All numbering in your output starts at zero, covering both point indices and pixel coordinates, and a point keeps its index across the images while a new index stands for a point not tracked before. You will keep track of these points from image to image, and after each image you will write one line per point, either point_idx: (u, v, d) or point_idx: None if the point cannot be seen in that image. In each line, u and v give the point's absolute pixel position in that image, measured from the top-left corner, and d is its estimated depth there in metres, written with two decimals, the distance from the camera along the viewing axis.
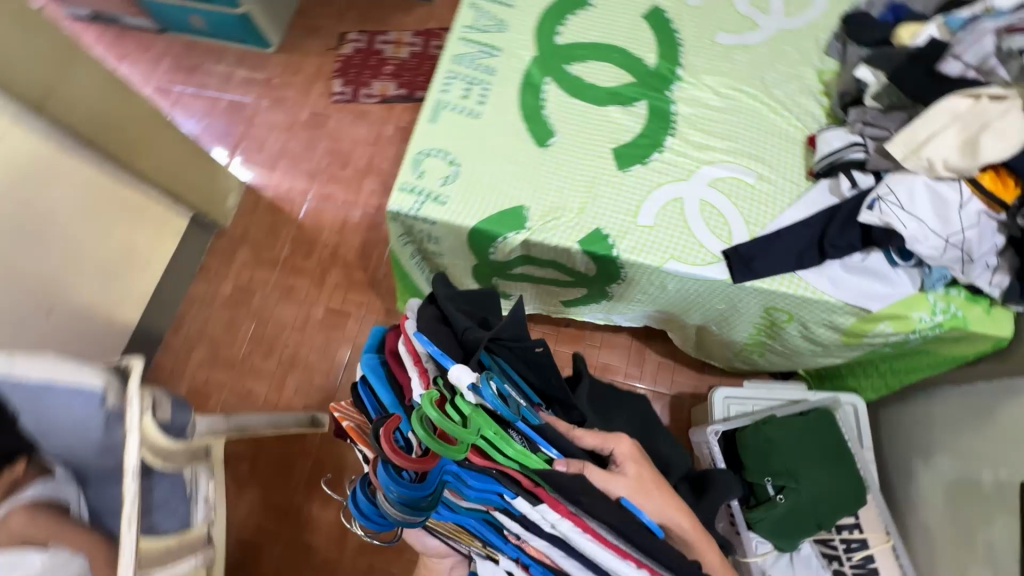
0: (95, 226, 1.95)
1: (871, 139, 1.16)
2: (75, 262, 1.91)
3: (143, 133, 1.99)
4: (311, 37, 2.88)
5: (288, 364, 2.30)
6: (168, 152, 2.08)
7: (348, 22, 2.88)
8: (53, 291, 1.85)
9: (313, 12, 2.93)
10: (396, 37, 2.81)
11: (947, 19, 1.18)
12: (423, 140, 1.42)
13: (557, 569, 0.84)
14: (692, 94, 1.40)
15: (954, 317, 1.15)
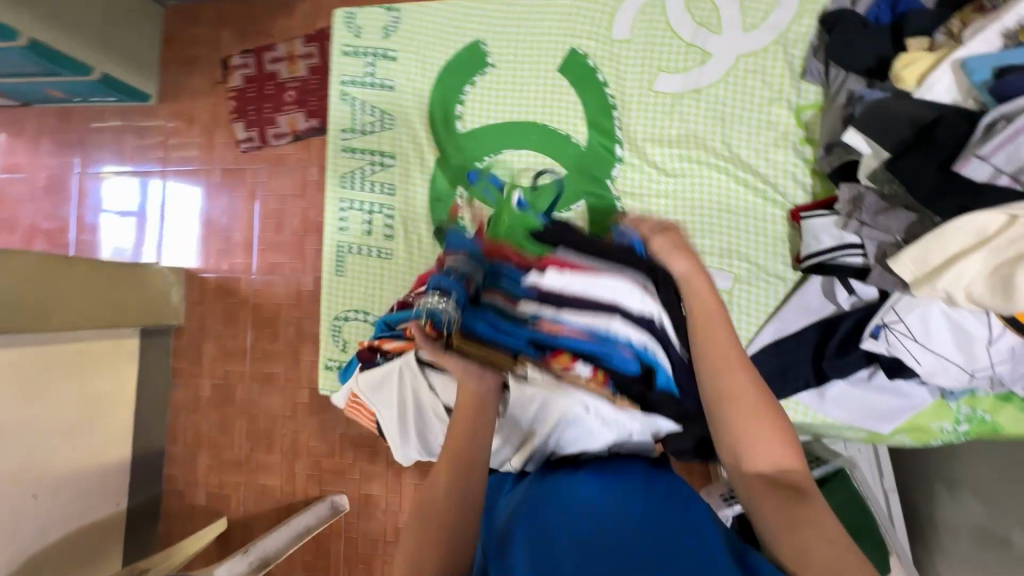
0: (36, 398, 1.65)
1: (871, 242, 0.91)
2: (36, 439, 1.66)
3: (41, 279, 1.64)
4: (191, 73, 2.09)
5: (291, 454, 2.04)
6: (79, 286, 1.73)
7: (228, 40, 2.07)
8: (30, 473, 1.63)
9: (185, 35, 2.10)
10: (287, 49, 2.05)
11: (967, 68, 0.81)
12: (337, 302, 1.22)
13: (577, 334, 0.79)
14: (637, 178, 1.13)
15: (981, 423, 0.99)
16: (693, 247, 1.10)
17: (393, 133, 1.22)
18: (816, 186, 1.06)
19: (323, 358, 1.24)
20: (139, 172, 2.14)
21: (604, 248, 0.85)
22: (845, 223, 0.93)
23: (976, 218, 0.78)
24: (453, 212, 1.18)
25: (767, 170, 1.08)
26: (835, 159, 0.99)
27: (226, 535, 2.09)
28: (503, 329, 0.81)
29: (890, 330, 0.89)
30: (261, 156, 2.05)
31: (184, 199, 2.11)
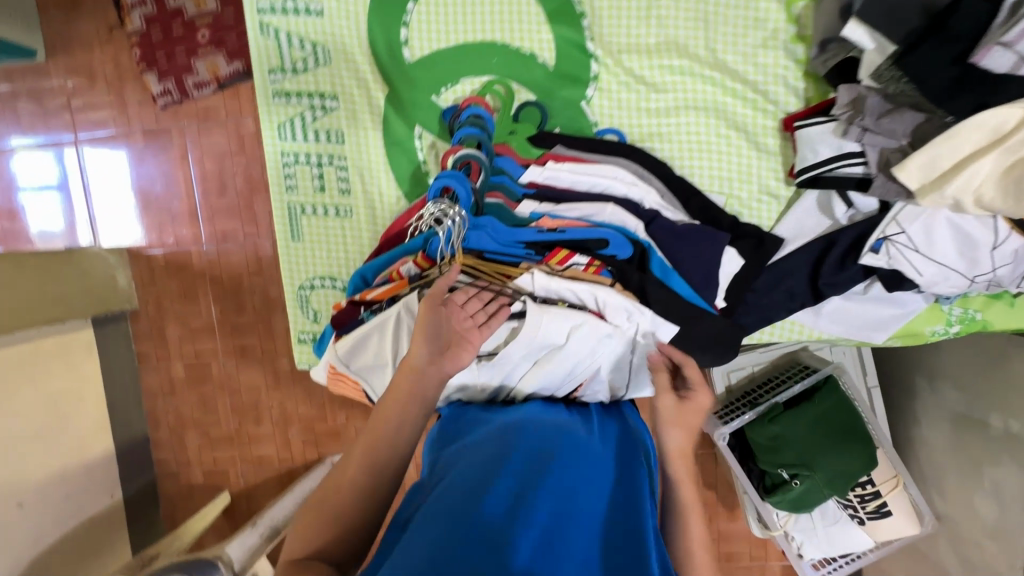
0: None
1: (873, 149, 0.84)
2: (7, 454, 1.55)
3: None
4: (79, 17, 1.77)
5: (283, 423, 2.00)
6: None
7: None
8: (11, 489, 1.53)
9: None
10: None
11: None
12: (300, 270, 1.11)
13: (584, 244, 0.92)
14: (615, 97, 1.01)
15: (972, 321, 0.98)
16: (680, 170, 1.02)
17: (330, 70, 1.04)
18: (809, 89, 0.97)
19: (295, 331, 1.15)
20: (51, 141, 1.86)
21: (592, 151, 0.99)
22: (845, 131, 0.86)
23: (990, 116, 0.71)
24: (414, 158, 1.06)
25: (756, 75, 0.97)
26: (832, 56, 0.89)
27: (232, 507, 2.09)
28: (519, 234, 0.91)
29: (892, 244, 0.85)
30: (184, 111, 1.79)
31: (109, 168, 1.87)
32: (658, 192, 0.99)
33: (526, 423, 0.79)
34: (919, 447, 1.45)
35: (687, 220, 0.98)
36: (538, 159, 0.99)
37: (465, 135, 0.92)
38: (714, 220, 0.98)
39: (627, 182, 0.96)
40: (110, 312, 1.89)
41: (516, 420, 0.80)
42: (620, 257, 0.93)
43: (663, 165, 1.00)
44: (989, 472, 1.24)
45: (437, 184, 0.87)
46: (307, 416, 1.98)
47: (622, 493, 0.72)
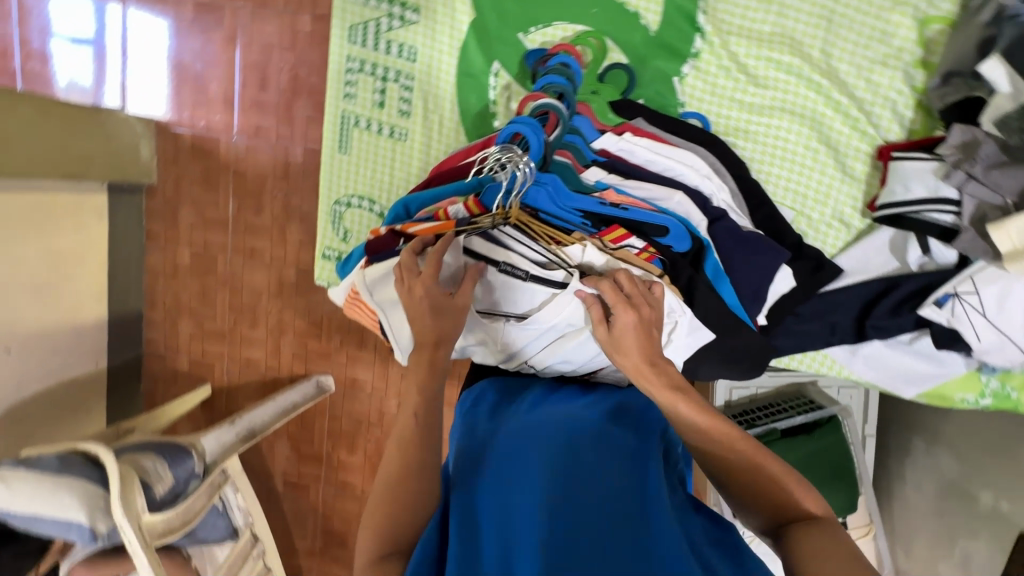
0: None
1: (971, 199, 0.80)
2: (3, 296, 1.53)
3: None
4: None
5: (277, 331, 1.98)
6: (32, 130, 1.50)
7: None
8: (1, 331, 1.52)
9: None
10: None
11: None
12: (339, 184, 1.06)
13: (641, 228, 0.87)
14: (711, 81, 0.94)
15: (1005, 399, 0.95)
16: (756, 174, 0.96)
17: None
18: (915, 121, 0.90)
19: (319, 246, 1.10)
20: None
21: (676, 129, 0.93)
22: (948, 174, 0.80)
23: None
24: (484, 95, 1.00)
25: (865, 93, 0.91)
26: (952, 92, 0.83)
27: (210, 400, 2.09)
28: (578, 201, 0.86)
29: (959, 301, 0.81)
30: None
31: (152, 33, 1.79)
32: (730, 192, 0.93)
33: (526, 422, 0.74)
34: (897, 502, 1.45)
35: (750, 228, 0.93)
36: (617, 127, 0.92)
37: (550, 82, 0.86)
38: (777, 234, 0.93)
39: (701, 173, 0.91)
40: (128, 181, 1.85)
41: (512, 420, 0.76)
42: (675, 249, 0.89)
43: (742, 164, 0.94)
44: (964, 544, 1.24)
45: (510, 128, 0.83)
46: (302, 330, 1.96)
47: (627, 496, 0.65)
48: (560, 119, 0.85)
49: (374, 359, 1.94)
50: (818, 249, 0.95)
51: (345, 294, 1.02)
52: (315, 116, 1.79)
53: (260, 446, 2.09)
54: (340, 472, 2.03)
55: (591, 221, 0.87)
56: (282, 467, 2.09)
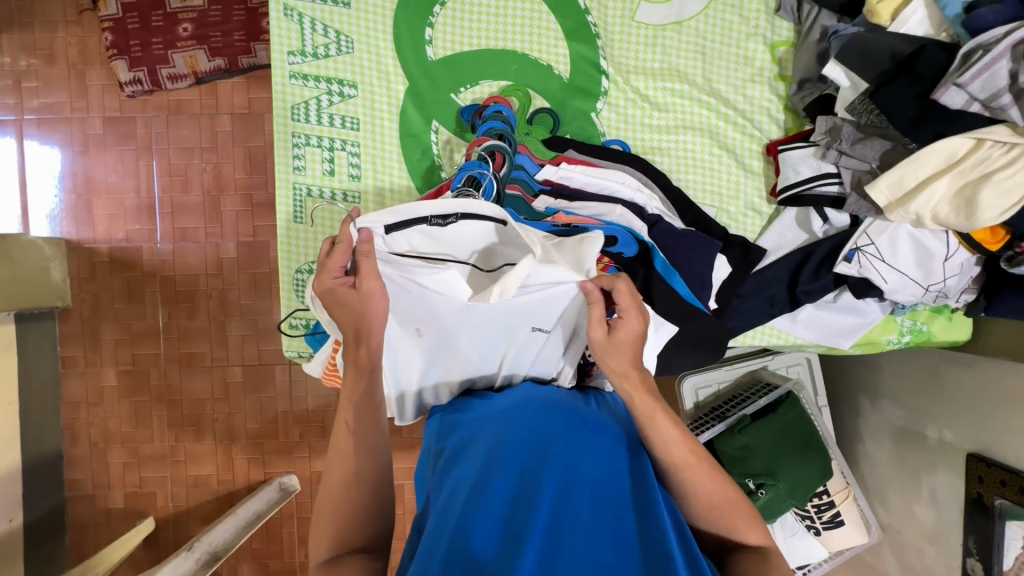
0: None
1: (847, 171, 0.98)
2: None
3: None
4: None
5: (227, 439, 1.76)
6: None
7: None
8: None
9: None
10: None
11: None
12: (298, 254, 1.08)
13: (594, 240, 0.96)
14: (624, 112, 1.10)
15: (920, 332, 1.12)
16: (677, 182, 1.10)
17: (353, 60, 1.06)
18: (788, 121, 1.11)
19: (285, 317, 1.10)
20: None
21: (604, 151, 1.06)
22: (824, 154, 0.99)
23: (944, 142, 0.85)
24: (428, 152, 1.09)
25: (745, 105, 1.10)
26: (808, 94, 1.04)
27: (154, 537, 1.78)
28: (534, 225, 0.94)
29: (863, 253, 0.98)
30: (154, 102, 1.67)
31: (36, 148, 1.67)
32: (660, 200, 1.06)
33: (481, 418, 0.79)
34: (864, 461, 1.54)
35: (683, 227, 1.05)
36: (553, 160, 1.03)
37: (491, 127, 0.96)
38: (707, 229, 1.06)
39: (633, 187, 1.03)
40: (41, 308, 1.63)
41: (484, 412, 0.80)
42: (625, 255, 0.98)
43: (664, 176, 1.08)
44: (928, 481, 1.33)
45: (462, 173, 0.90)
46: (256, 432, 1.76)
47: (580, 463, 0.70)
48: (506, 155, 0.94)
49: None
50: (742, 235, 1.09)
51: (321, 366, 1.01)
52: (244, 209, 1.71)
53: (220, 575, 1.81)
54: None
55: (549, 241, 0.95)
56: None
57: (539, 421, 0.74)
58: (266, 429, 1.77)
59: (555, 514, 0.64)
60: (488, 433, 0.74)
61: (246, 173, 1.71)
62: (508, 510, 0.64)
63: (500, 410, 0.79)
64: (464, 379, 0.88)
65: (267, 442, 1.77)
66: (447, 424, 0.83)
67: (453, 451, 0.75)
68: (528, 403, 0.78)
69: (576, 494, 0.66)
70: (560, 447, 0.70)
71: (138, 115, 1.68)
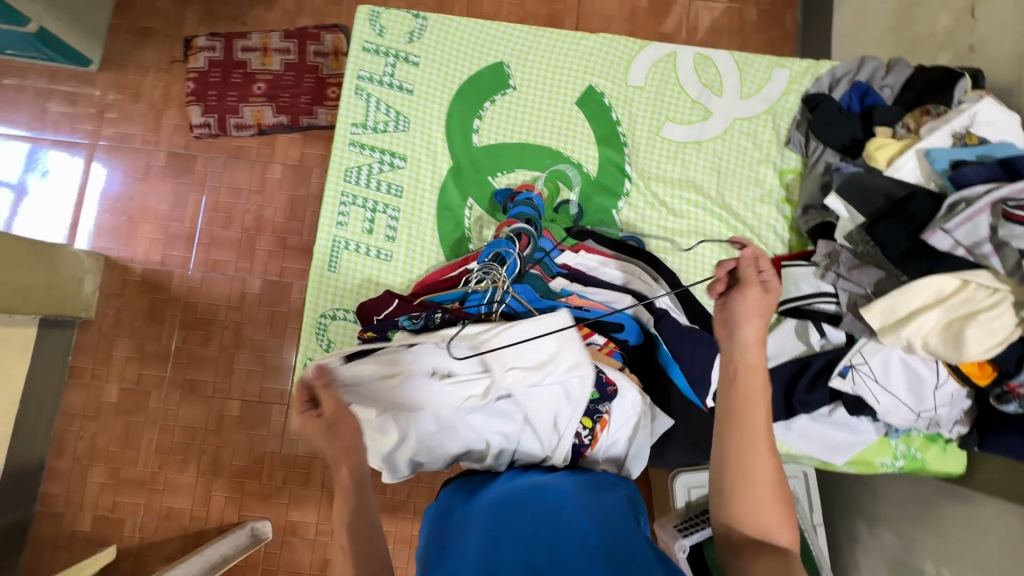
0: None
1: (844, 292, 1.05)
2: None
3: None
4: (144, 44, 1.86)
5: (210, 472, 1.75)
6: None
7: (193, 18, 1.87)
8: None
9: (143, 2, 1.87)
10: (261, 40, 1.85)
11: (931, 155, 0.98)
12: (325, 300, 1.15)
13: (601, 327, 1.04)
14: (642, 213, 1.20)
15: (913, 459, 1.13)
16: (686, 282, 1.18)
17: (406, 138, 1.20)
18: (792, 240, 1.20)
19: (301, 358, 1.15)
20: (29, 135, 1.80)
21: (622, 244, 1.14)
22: (823, 275, 1.07)
23: (933, 279, 0.92)
24: (461, 224, 1.19)
25: (753, 220, 1.20)
26: (812, 219, 1.14)
27: (111, 569, 1.71)
28: (548, 305, 1.01)
29: (857, 371, 1.02)
30: (216, 145, 1.85)
31: (101, 170, 1.83)
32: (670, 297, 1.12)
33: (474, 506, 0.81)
34: None
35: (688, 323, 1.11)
36: (572, 247, 1.11)
37: (521, 212, 1.07)
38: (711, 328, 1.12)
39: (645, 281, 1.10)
40: (65, 316, 1.70)
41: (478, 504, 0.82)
42: (630, 342, 1.07)
43: (675, 274, 1.16)
44: None
45: (491, 248, 1.01)
46: (240, 469, 1.75)
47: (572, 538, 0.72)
48: (530, 238, 1.03)
49: (320, 497, 1.74)
50: None
51: None
52: (276, 249, 1.82)
53: None
54: None
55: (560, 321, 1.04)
56: None
57: (538, 501, 0.79)
58: (251, 468, 1.75)
59: None
60: (489, 509, 0.79)
61: (284, 218, 1.84)
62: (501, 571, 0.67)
63: (503, 489, 0.83)
64: (456, 453, 0.96)
65: (249, 482, 1.75)
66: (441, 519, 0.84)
67: (457, 527, 0.79)
68: (530, 484, 0.83)
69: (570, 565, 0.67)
70: (555, 524, 0.74)
71: (199, 154, 1.84)
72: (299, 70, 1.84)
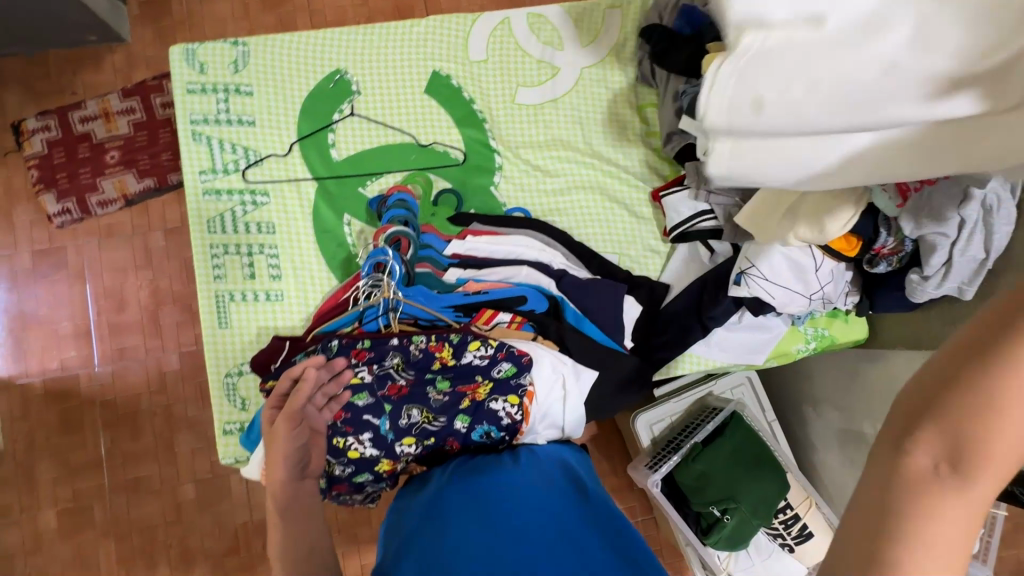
0: None
1: (719, 207, 1.09)
2: None
3: None
4: None
5: (184, 564, 1.64)
6: None
7: (14, 101, 1.69)
8: None
9: None
10: (98, 106, 1.70)
11: None
12: (228, 358, 1.10)
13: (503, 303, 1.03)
14: (520, 182, 1.20)
15: (823, 337, 1.22)
16: (579, 237, 1.20)
17: (262, 170, 1.14)
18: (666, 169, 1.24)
19: (219, 423, 1.09)
20: None
21: (505, 219, 1.14)
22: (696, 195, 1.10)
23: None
24: (344, 243, 1.15)
25: (626, 161, 1.23)
26: (676, 145, 1.18)
27: None
28: (444, 300, 1.00)
29: (748, 276, 1.07)
30: (84, 229, 1.70)
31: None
32: (564, 255, 1.15)
33: (411, 515, 0.84)
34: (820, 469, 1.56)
35: (589, 276, 1.13)
36: (459, 235, 1.10)
37: (394, 215, 1.05)
38: (611, 275, 1.15)
39: (536, 248, 1.12)
40: None
41: (407, 513, 0.85)
42: (538, 311, 1.05)
43: (564, 233, 1.17)
44: None
45: (371, 260, 0.98)
46: (216, 551, 1.65)
47: (509, 508, 0.80)
48: (409, 239, 1.03)
49: None
50: (645, 275, 1.18)
51: (259, 468, 1.01)
52: (184, 318, 1.71)
53: None
54: None
55: (462, 311, 1.02)
56: None
57: (513, 497, 0.82)
58: (226, 545, 1.66)
59: (497, 548, 0.73)
60: (457, 529, 0.77)
61: (183, 284, 1.72)
62: (461, 549, 0.73)
63: (468, 500, 0.82)
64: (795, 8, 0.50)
65: (228, 559, 1.65)
66: (387, 531, 0.85)
67: (420, 547, 0.75)
68: (496, 490, 0.83)
69: (513, 529, 0.76)
70: (497, 507, 0.80)
71: (68, 243, 1.69)
72: (152, 126, 1.72)
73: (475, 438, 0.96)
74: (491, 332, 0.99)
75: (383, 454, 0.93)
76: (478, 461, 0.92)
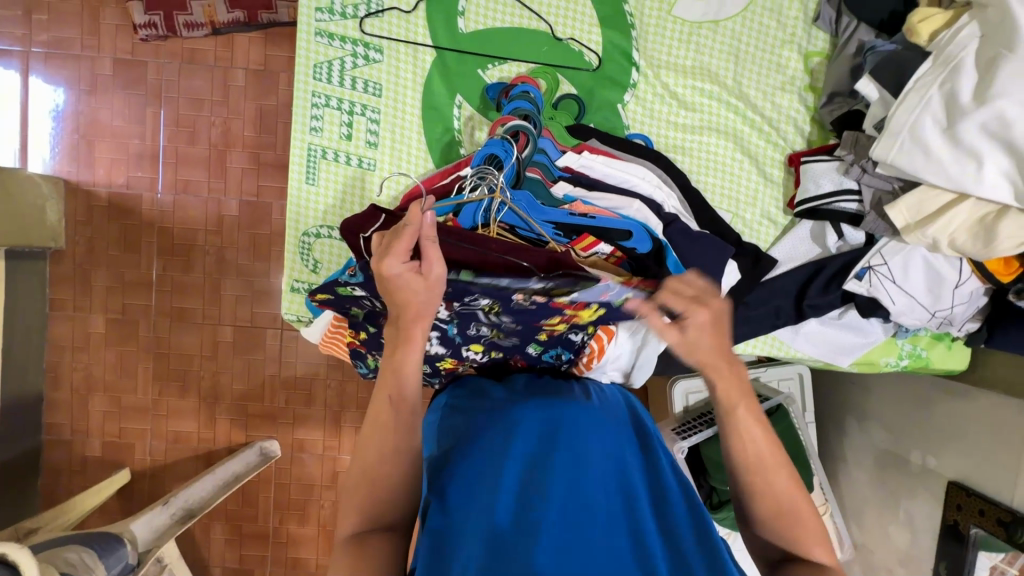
0: None
1: (868, 189, 0.97)
2: None
3: None
4: None
5: (212, 397, 1.73)
6: None
7: None
8: None
9: None
10: None
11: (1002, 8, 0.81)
12: (306, 217, 1.06)
13: (607, 233, 0.95)
14: (650, 107, 1.09)
15: (918, 357, 1.13)
16: (696, 184, 1.09)
17: (381, 22, 1.04)
18: (812, 133, 1.10)
19: (287, 279, 1.08)
20: None
21: (627, 144, 1.04)
22: (848, 170, 0.98)
23: (955, 168, 0.84)
24: (449, 126, 1.06)
25: (772, 112, 1.09)
26: (837, 108, 1.04)
27: (129, 489, 1.74)
28: (547, 214, 0.92)
29: (874, 273, 0.99)
30: (167, 48, 1.62)
31: (43, 82, 1.61)
32: (678, 200, 1.05)
33: (476, 424, 0.79)
34: (843, 482, 1.52)
35: (698, 228, 1.04)
36: (575, 148, 1.01)
37: (517, 106, 0.95)
38: (720, 233, 1.05)
39: (653, 184, 1.01)
40: (34, 247, 1.58)
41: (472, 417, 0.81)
42: (639, 251, 0.97)
43: (683, 176, 1.06)
44: (906, 504, 1.32)
45: (484, 151, 0.90)
46: (242, 394, 1.73)
47: (583, 459, 0.73)
48: (528, 137, 0.93)
49: (324, 417, 1.74)
50: (755, 244, 1.08)
51: (321, 331, 1.03)
52: (250, 166, 1.66)
53: (190, 532, 1.75)
54: (290, 547, 1.76)
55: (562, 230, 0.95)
56: (219, 552, 1.77)
57: (590, 447, 0.75)
58: (253, 392, 1.73)
59: (564, 511, 0.69)
60: (523, 457, 0.74)
61: (255, 131, 1.66)
62: (527, 505, 0.69)
63: (536, 426, 0.76)
64: None
65: (252, 405, 1.73)
66: (447, 423, 0.82)
67: (481, 474, 0.72)
68: (568, 421, 0.77)
69: (582, 489, 0.71)
70: (569, 455, 0.73)
71: (150, 60, 1.62)
72: None
73: (543, 361, 0.92)
74: (590, 261, 0.91)
75: (449, 354, 0.88)
76: (555, 386, 0.86)
